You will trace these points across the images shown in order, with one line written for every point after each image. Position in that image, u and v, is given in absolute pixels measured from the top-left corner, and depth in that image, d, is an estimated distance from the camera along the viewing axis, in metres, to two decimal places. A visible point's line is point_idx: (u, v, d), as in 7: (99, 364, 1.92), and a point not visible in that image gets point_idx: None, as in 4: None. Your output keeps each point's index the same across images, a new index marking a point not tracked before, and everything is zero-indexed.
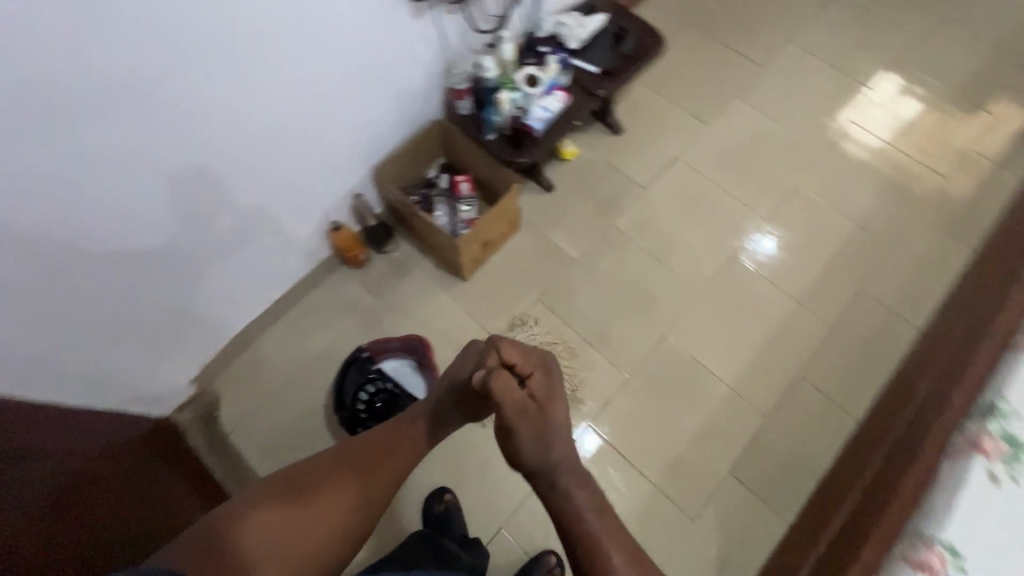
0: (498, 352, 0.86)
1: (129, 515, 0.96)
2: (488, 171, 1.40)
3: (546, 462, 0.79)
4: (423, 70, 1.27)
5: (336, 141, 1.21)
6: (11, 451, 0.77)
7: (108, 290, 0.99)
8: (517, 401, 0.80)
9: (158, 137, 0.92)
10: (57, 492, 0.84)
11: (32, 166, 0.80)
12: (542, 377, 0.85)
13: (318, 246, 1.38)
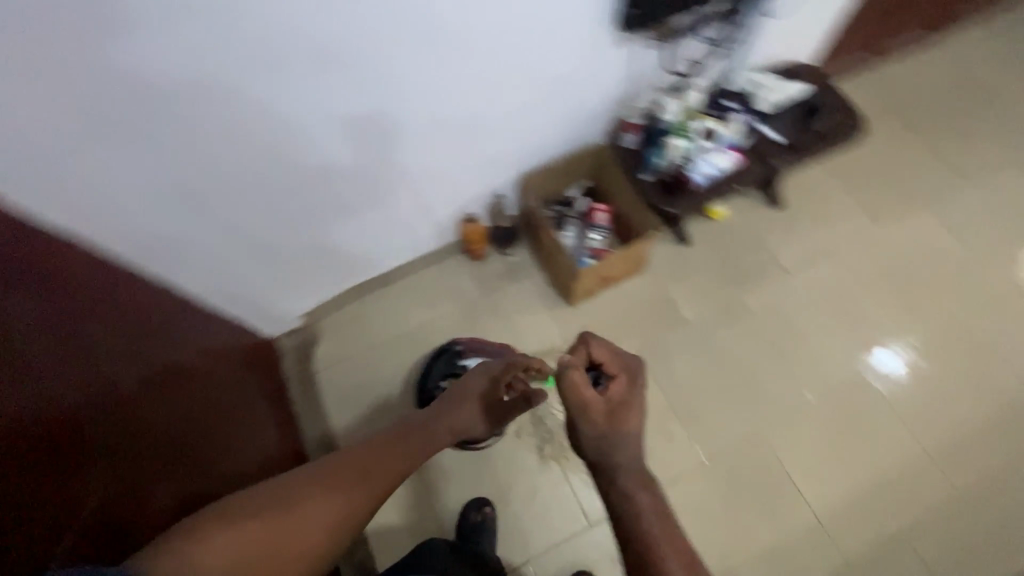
0: (585, 347, 0.79)
1: (214, 424, 0.95)
2: (630, 209, 1.36)
3: (610, 460, 0.70)
4: (603, 95, 1.25)
5: (500, 140, 1.23)
6: (125, 334, 0.75)
7: (265, 214, 1.09)
8: (592, 404, 0.73)
9: (353, 99, 0.98)
10: (165, 387, 0.83)
11: (248, 100, 0.88)
12: (625, 384, 0.76)
13: (447, 231, 1.43)
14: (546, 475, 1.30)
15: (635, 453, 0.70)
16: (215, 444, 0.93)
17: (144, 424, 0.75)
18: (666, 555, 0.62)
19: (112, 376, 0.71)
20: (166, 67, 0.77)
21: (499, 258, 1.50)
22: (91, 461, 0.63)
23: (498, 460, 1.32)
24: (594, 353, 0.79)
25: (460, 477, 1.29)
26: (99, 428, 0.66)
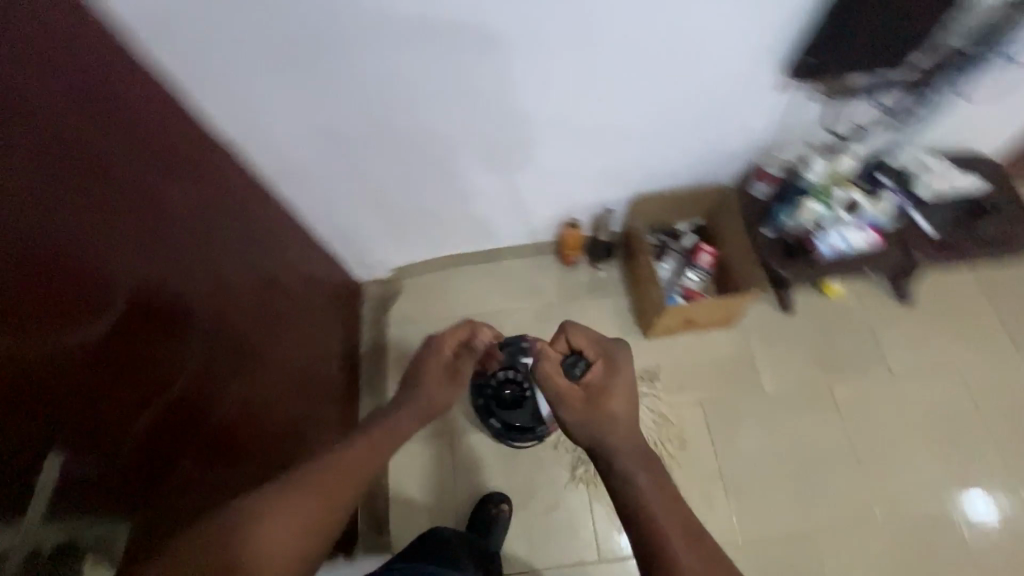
0: (565, 336, 0.84)
1: (285, 340, 1.04)
2: (739, 260, 1.29)
3: (600, 443, 0.70)
4: (746, 137, 1.19)
5: (625, 158, 1.20)
6: (223, 240, 0.83)
7: (384, 175, 1.12)
8: (567, 390, 0.77)
9: (497, 90, 0.97)
10: (249, 285, 0.92)
11: (400, 71, 0.89)
12: (603, 370, 0.79)
13: (546, 229, 1.43)
14: (570, 494, 1.28)
15: (622, 435, 0.69)
16: (280, 376, 1.00)
17: (236, 321, 0.86)
18: (674, 538, 0.59)
19: (213, 285, 0.79)
20: (345, 38, 0.81)
21: (587, 270, 1.48)
22: (176, 363, 0.70)
23: (528, 464, 1.32)
24: (574, 342, 0.84)
25: (488, 467, 1.31)
26: (198, 312, 0.75)
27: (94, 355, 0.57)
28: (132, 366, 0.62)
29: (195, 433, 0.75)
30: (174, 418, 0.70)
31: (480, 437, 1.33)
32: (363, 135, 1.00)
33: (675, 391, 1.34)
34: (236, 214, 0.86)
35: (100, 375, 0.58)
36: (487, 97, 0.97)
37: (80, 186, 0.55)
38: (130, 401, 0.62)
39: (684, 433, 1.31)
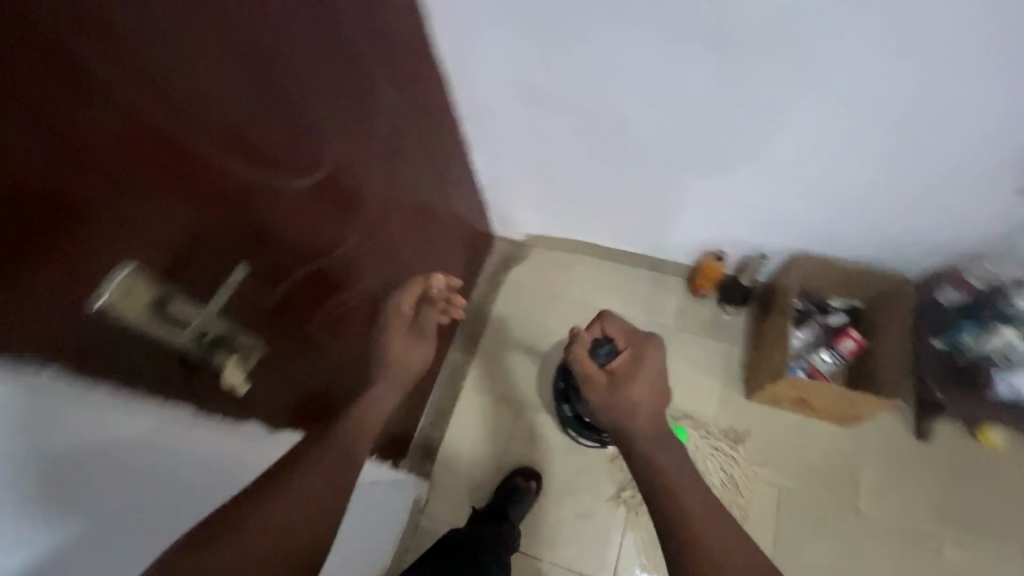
0: (601, 325, 0.80)
1: (414, 268, 1.13)
2: (888, 361, 1.15)
3: (622, 426, 0.69)
4: (955, 233, 1.05)
5: (805, 209, 1.12)
6: (392, 154, 0.92)
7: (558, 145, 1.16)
8: (593, 376, 0.74)
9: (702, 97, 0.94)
10: (398, 207, 1.00)
11: (616, 52, 0.90)
12: (630, 359, 0.75)
13: (687, 253, 1.38)
14: (609, 510, 1.26)
15: (646, 420, 0.68)
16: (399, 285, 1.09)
17: (375, 234, 0.94)
18: (708, 535, 0.59)
19: (364, 198, 0.86)
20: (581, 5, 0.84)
21: (712, 307, 1.41)
22: (316, 247, 0.77)
23: (577, 466, 1.31)
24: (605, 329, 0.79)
25: (542, 448, 1.33)
26: (346, 214, 0.83)
27: (278, 197, 0.67)
28: (298, 222, 0.72)
29: (323, 304, 0.84)
30: (313, 281, 0.80)
31: (545, 418, 1.36)
32: (559, 98, 1.03)
33: (756, 464, 1.25)
34: (410, 132, 0.96)
35: (276, 217, 0.68)
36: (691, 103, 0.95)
37: (293, 68, 0.63)
38: (289, 250, 0.72)
39: (749, 509, 1.21)
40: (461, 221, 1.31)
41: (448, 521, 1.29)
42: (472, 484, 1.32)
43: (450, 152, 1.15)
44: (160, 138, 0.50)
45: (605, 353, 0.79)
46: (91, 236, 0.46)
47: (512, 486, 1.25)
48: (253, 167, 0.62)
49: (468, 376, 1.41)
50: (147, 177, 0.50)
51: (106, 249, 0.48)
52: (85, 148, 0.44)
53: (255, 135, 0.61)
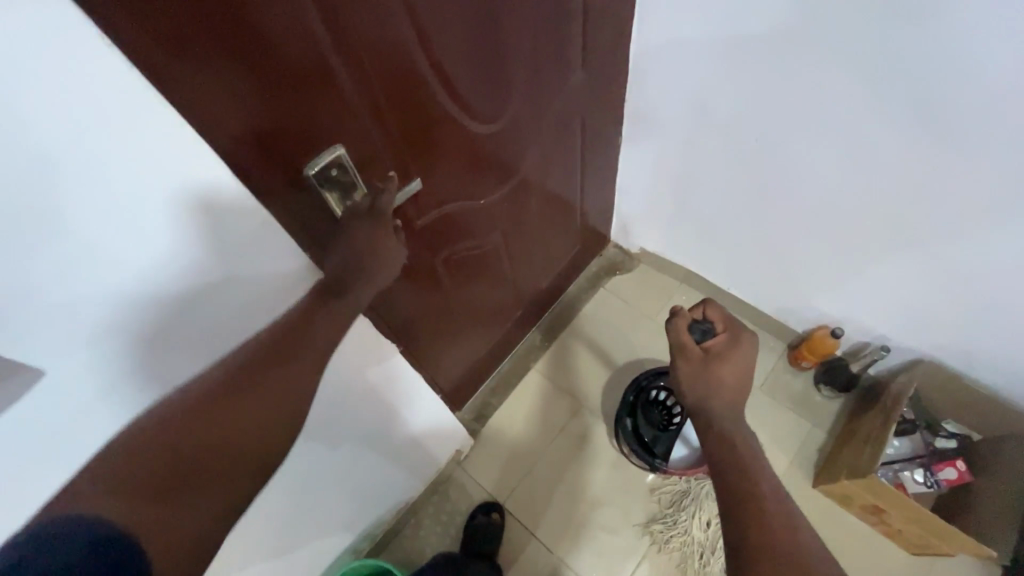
0: (704, 308, 0.80)
1: (530, 241, 1.17)
2: (996, 502, 1.03)
3: (702, 403, 0.72)
4: None
5: (949, 314, 1.02)
6: (553, 130, 0.97)
7: (707, 170, 1.15)
8: (689, 349, 0.75)
9: (879, 166, 0.89)
10: (538, 182, 1.04)
11: (801, 96, 0.88)
12: (727, 340, 0.76)
13: (800, 320, 1.32)
14: (632, 536, 1.25)
15: (725, 405, 0.71)
16: (513, 253, 1.15)
17: (508, 199, 0.99)
18: (774, 537, 0.59)
19: (510, 162, 0.92)
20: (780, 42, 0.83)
21: (808, 383, 1.34)
22: (455, 190, 0.84)
23: (617, 478, 1.31)
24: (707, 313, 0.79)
25: (589, 450, 1.34)
26: (489, 171, 0.88)
27: (454, 135, 0.76)
28: (458, 163, 0.80)
29: (451, 243, 0.92)
30: (450, 220, 0.88)
31: (600, 426, 1.37)
32: (726, 124, 1.03)
33: None
34: (574, 115, 1.00)
35: (446, 152, 0.77)
36: (870, 167, 0.90)
37: (497, 24, 0.69)
38: (444, 185, 0.81)
39: None
40: (585, 215, 1.35)
41: (479, 484, 1.34)
42: (511, 459, 1.35)
43: (600, 147, 1.18)
44: (396, 55, 0.60)
45: (702, 331, 0.79)
46: (323, 109, 0.57)
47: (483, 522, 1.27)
48: (447, 103, 0.71)
49: (539, 360, 1.45)
50: (376, 85, 0.61)
51: (330, 131, 0.59)
52: (347, 43, 0.55)
53: (456, 77, 0.69)
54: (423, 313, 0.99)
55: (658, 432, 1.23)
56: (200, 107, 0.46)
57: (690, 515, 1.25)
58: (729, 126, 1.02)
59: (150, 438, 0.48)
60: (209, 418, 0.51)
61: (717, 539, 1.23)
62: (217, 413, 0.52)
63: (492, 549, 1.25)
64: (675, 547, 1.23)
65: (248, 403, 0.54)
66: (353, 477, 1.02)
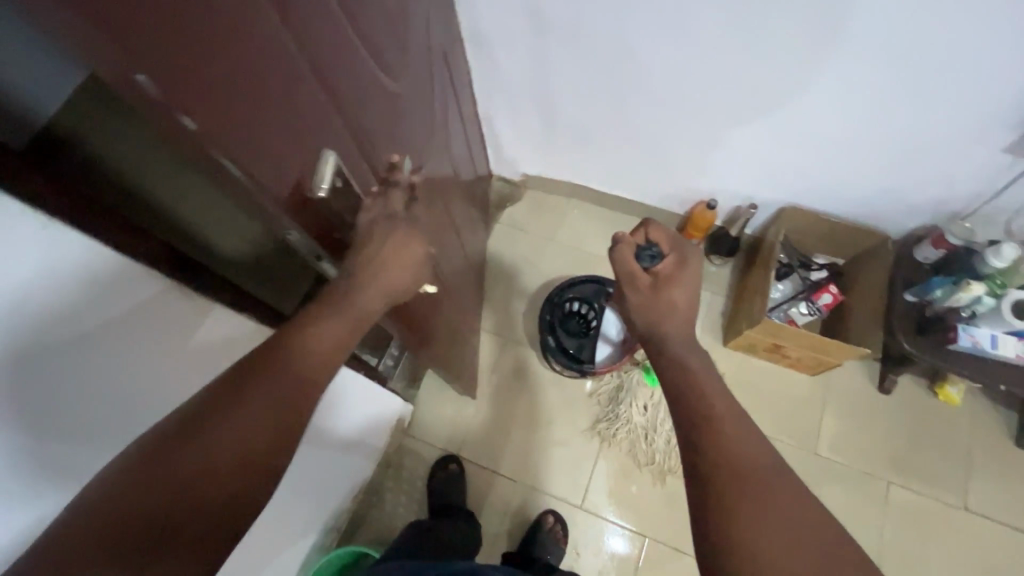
0: (645, 229, 0.84)
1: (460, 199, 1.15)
2: (862, 315, 1.19)
3: (659, 329, 0.74)
4: (942, 193, 1.06)
5: (798, 160, 1.12)
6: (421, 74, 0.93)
7: (556, 77, 1.14)
8: (636, 278, 0.79)
9: (708, 34, 0.92)
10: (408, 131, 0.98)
11: None
12: (675, 261, 0.79)
13: (682, 203, 1.39)
14: (582, 443, 1.32)
15: (681, 324, 0.74)
16: None
17: (438, 162, 0.95)
18: (683, 424, 0.65)
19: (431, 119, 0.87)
20: None
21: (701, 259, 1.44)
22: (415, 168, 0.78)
23: (558, 394, 1.37)
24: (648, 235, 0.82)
25: (526, 379, 1.38)
26: (425, 138, 0.84)
27: (389, 101, 0.67)
28: (407, 143, 0.75)
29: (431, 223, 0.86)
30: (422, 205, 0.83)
31: (530, 355, 1.40)
32: (561, 24, 1.00)
33: None
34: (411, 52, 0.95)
35: (399, 135, 0.71)
36: (703, 39, 0.93)
37: None
38: (406, 159, 0.75)
39: None
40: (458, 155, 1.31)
41: (431, 444, 1.34)
42: (455, 411, 1.37)
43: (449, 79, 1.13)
44: (350, 47, 0.54)
45: (649, 255, 0.82)
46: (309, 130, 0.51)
47: (442, 476, 1.28)
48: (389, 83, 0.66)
49: None
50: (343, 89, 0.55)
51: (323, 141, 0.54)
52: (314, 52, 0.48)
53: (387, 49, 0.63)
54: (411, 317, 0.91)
55: (581, 341, 1.29)
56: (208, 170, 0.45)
57: (628, 406, 1.32)
58: (565, 26, 1.00)
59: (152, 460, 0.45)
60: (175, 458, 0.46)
61: (657, 417, 1.31)
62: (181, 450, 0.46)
63: (460, 498, 1.26)
64: (622, 439, 1.31)
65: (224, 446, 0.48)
66: (299, 482, 0.97)
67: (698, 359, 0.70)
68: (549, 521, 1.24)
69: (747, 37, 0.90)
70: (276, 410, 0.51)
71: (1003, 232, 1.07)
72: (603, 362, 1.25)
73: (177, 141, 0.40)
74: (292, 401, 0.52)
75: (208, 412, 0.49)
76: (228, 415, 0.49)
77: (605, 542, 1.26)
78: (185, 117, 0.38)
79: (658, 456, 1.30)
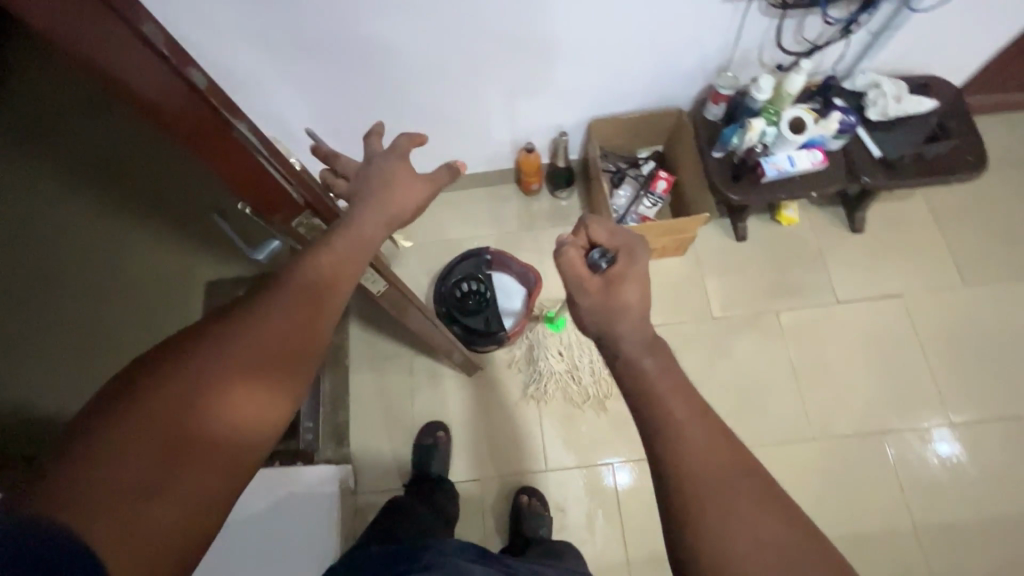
0: (586, 230, 0.71)
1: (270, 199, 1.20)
2: (692, 185, 1.30)
3: (609, 332, 0.61)
4: (699, 56, 1.15)
5: (572, 79, 1.17)
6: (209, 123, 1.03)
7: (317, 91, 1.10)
8: (585, 281, 0.64)
9: None
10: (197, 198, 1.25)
11: None
12: (625, 260, 0.66)
13: (506, 157, 1.42)
14: (522, 412, 1.35)
15: (636, 326, 0.60)
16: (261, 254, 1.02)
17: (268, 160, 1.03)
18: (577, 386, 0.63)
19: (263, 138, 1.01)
20: None
21: (548, 199, 1.49)
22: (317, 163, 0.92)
23: (481, 380, 1.38)
24: (592, 235, 0.71)
25: (445, 384, 1.37)
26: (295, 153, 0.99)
27: None
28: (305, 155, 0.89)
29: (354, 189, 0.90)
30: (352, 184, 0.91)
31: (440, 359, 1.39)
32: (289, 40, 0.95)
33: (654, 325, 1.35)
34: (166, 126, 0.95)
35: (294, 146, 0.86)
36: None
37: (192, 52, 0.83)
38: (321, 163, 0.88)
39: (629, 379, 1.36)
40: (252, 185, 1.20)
41: (386, 488, 1.30)
42: (394, 446, 1.33)
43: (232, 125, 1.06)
44: None
45: (603, 260, 0.69)
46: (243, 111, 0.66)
47: (429, 443, 1.29)
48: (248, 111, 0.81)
49: (353, 352, 1.40)
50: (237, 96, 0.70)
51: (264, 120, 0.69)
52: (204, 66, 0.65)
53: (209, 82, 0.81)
54: (375, 287, 0.92)
55: (486, 314, 1.31)
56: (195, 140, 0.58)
57: (545, 359, 1.35)
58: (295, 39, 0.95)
59: (175, 363, 0.46)
60: (196, 359, 0.47)
61: (573, 357, 1.35)
62: (201, 352, 0.47)
63: (443, 466, 1.28)
64: (554, 392, 1.35)
65: (242, 350, 0.49)
66: None
67: (642, 347, 0.58)
68: (524, 500, 1.25)
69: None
70: (291, 319, 0.52)
71: (760, 67, 1.19)
72: (518, 322, 1.30)
73: (189, 101, 0.55)
74: (298, 313, 0.53)
75: (226, 319, 0.50)
76: (244, 319, 0.51)
77: (582, 487, 1.30)
78: (190, 70, 0.53)
79: (590, 386, 1.34)
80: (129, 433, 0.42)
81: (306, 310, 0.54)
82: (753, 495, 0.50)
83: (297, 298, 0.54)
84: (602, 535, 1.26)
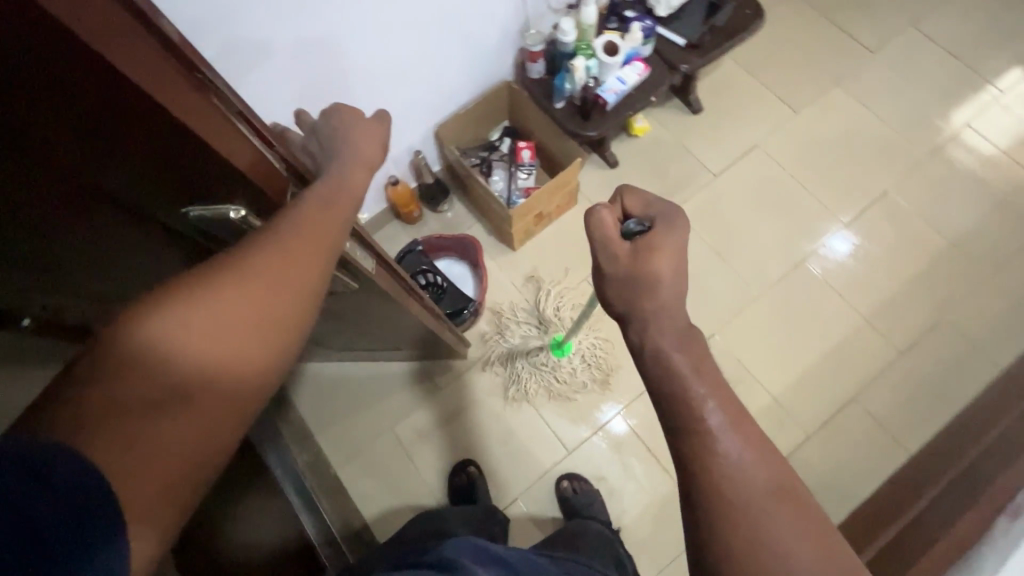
0: (621, 200, 0.71)
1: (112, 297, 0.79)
2: (553, 140, 1.35)
3: (637, 307, 0.63)
4: (500, 27, 1.19)
5: (397, 98, 1.15)
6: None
7: None
8: (616, 250, 0.65)
9: None
10: None
11: None
12: (661, 229, 0.66)
13: (374, 198, 1.38)
14: (519, 415, 1.34)
15: (672, 288, 0.63)
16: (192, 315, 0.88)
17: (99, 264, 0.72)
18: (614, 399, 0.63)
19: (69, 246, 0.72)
20: None
21: (433, 217, 1.47)
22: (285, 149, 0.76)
23: (469, 412, 1.35)
24: (626, 205, 0.70)
25: (438, 435, 1.33)
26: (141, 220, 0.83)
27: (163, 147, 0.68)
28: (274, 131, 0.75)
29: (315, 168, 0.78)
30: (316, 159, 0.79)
31: (420, 414, 1.34)
32: None
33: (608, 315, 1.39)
34: None
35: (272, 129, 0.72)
36: None
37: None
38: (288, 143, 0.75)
39: (612, 364, 1.37)
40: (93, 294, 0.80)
41: None
42: None
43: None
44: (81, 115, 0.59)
45: (637, 227, 0.67)
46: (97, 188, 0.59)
47: (465, 480, 1.26)
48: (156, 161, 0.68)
49: (331, 457, 1.31)
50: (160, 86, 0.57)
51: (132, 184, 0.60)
52: None
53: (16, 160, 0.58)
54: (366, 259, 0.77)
55: (448, 300, 1.31)
56: (199, 136, 0.46)
57: (523, 361, 1.35)
58: None
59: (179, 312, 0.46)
60: (195, 304, 0.47)
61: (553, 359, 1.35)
62: (200, 298, 0.48)
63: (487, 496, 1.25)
64: (541, 391, 1.35)
65: (233, 304, 0.49)
66: None
67: (666, 327, 0.61)
68: (567, 485, 1.27)
69: (241, 57, 0.85)
70: (274, 271, 0.51)
71: (552, 14, 1.26)
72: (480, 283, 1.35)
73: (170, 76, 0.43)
74: (282, 268, 0.52)
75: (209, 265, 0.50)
76: (228, 270, 0.50)
77: (606, 448, 1.32)
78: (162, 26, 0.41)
79: (584, 374, 1.35)
80: (157, 355, 0.44)
81: (284, 269, 0.52)
82: (783, 508, 0.54)
83: (277, 250, 0.52)
84: (645, 478, 1.30)
